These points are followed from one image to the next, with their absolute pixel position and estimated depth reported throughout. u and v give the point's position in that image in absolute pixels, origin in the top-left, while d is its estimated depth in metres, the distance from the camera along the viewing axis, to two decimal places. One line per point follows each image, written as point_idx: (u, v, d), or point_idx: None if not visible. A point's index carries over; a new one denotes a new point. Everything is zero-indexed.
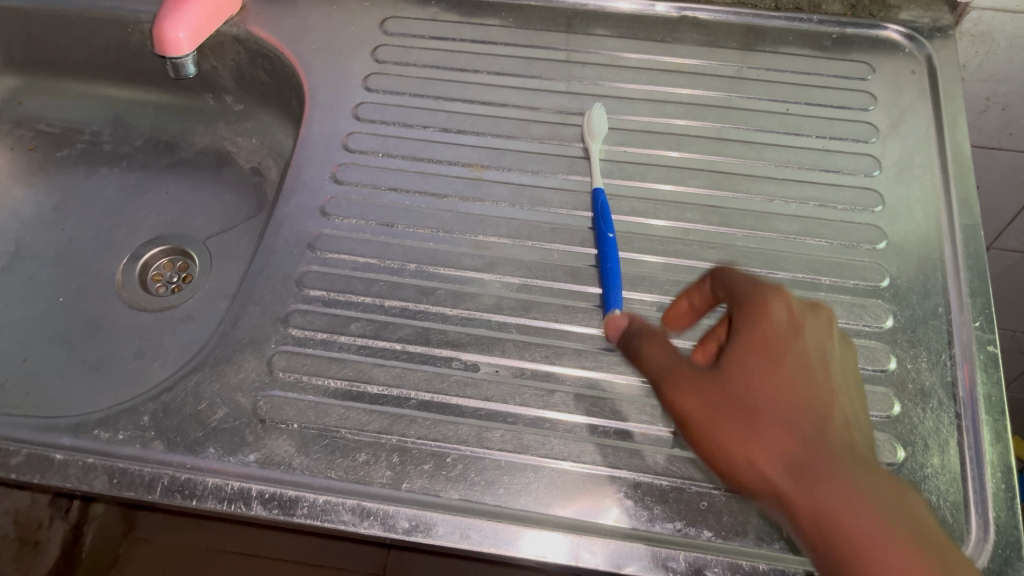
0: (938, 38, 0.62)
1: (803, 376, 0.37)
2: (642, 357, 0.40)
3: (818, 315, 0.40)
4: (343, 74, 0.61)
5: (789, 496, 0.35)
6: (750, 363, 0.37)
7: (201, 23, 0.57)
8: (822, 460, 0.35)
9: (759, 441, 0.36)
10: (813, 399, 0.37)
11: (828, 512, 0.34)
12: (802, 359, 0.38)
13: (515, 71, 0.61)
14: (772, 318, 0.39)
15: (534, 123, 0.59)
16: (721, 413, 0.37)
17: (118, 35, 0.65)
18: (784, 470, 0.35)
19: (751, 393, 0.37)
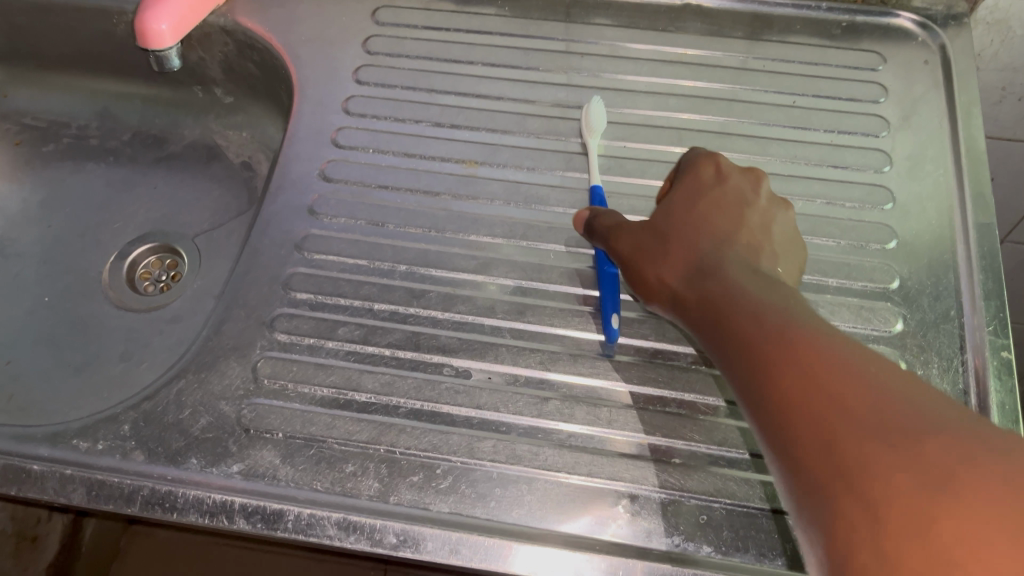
0: (953, 27, 0.60)
1: (722, 206, 0.46)
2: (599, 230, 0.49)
3: (745, 176, 0.48)
4: (333, 67, 0.59)
5: (697, 302, 0.40)
6: (674, 199, 0.47)
7: (184, 14, 0.55)
8: (725, 277, 0.40)
9: (666, 249, 0.44)
10: (725, 226, 0.45)
11: (734, 321, 0.37)
12: (726, 197, 0.46)
13: (511, 63, 0.59)
14: (704, 171, 0.48)
15: (530, 117, 0.57)
16: (643, 239, 0.46)
17: (102, 27, 0.63)
18: (688, 267, 0.43)
19: (673, 217, 0.46)
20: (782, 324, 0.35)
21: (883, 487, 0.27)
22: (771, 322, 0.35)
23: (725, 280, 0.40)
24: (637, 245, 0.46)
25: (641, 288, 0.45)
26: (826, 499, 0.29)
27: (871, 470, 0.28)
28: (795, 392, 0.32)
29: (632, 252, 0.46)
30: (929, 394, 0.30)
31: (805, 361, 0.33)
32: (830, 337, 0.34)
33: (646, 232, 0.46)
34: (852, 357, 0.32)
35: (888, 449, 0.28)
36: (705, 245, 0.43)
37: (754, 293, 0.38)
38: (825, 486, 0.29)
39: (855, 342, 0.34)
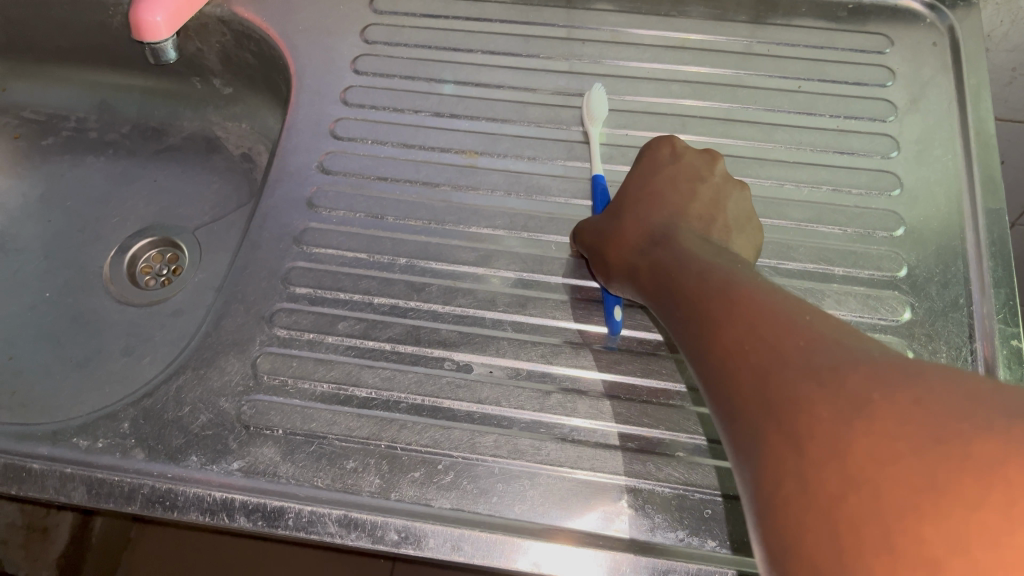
0: (962, 8, 0.58)
1: (673, 184, 0.47)
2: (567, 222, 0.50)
3: (701, 154, 0.49)
4: (331, 57, 0.58)
5: (645, 282, 0.42)
6: (628, 181, 0.48)
7: (180, 6, 0.54)
8: (669, 253, 0.41)
9: (619, 229, 0.45)
10: (675, 205, 0.46)
11: (679, 288, 0.38)
12: (681, 173, 0.47)
13: (511, 50, 0.58)
14: (659, 149, 0.49)
15: (531, 105, 0.56)
16: (599, 223, 0.47)
17: (98, 19, 0.62)
18: (638, 245, 0.44)
19: (625, 199, 0.47)
20: (722, 282, 0.36)
21: (808, 422, 0.27)
22: (713, 281, 0.36)
23: (669, 254, 0.41)
24: (595, 229, 0.47)
25: (600, 272, 0.46)
26: (757, 438, 0.29)
27: (797, 412, 0.28)
28: (731, 344, 0.32)
29: (590, 237, 0.47)
30: (863, 340, 0.30)
31: (739, 314, 0.33)
32: (768, 290, 0.34)
33: (602, 219, 0.47)
34: (789, 309, 0.32)
35: (815, 381, 0.28)
36: (654, 225, 0.45)
37: (696, 259, 0.39)
38: (756, 432, 0.29)
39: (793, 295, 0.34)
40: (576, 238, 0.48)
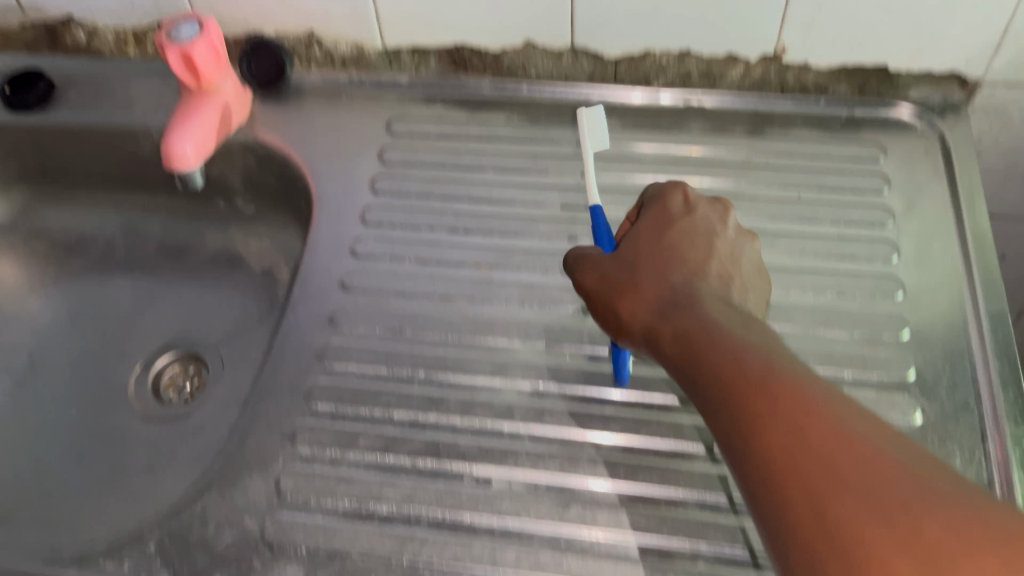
0: (951, 116, 0.61)
1: (686, 236, 0.46)
2: (571, 268, 0.48)
3: (711, 206, 0.48)
4: (350, 178, 0.61)
5: (660, 338, 0.40)
6: (639, 234, 0.47)
7: (206, 134, 0.58)
8: (688, 310, 0.40)
9: (632, 282, 0.43)
10: (692, 258, 0.44)
11: (706, 355, 0.36)
12: (693, 228, 0.46)
13: (521, 167, 0.61)
14: (670, 206, 0.48)
15: (542, 220, 0.58)
16: (609, 276, 0.45)
17: (129, 147, 0.66)
18: (654, 298, 0.42)
19: (638, 252, 0.45)
20: (760, 363, 0.34)
21: (869, 550, 0.26)
22: (750, 360, 0.34)
23: (689, 311, 0.39)
24: (605, 281, 0.45)
25: (609, 325, 0.44)
26: (804, 556, 0.28)
27: (863, 535, 0.26)
28: (781, 444, 0.30)
29: (600, 288, 0.45)
30: (911, 450, 0.29)
31: (789, 409, 0.31)
32: (813, 381, 0.33)
33: (612, 269, 0.45)
34: (832, 404, 0.31)
35: (873, 503, 0.27)
36: (671, 276, 0.43)
37: (721, 322, 0.38)
38: (802, 546, 0.28)
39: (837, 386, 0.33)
40: (582, 287, 0.46)
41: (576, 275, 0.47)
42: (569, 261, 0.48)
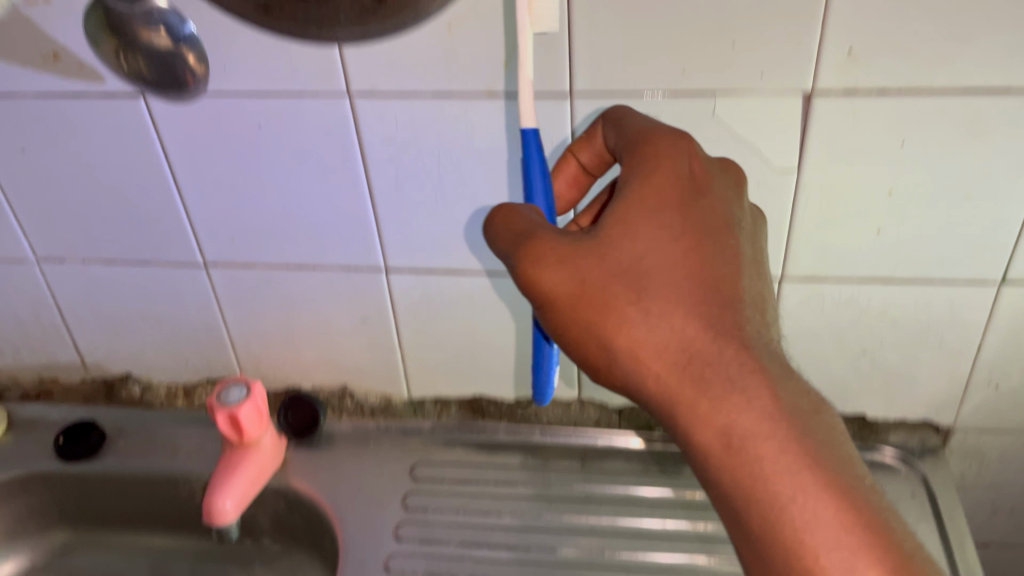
0: (931, 458, 0.66)
1: (705, 243, 0.43)
2: (539, 264, 0.43)
3: (718, 167, 0.46)
4: (374, 522, 0.65)
5: (685, 401, 0.40)
6: (638, 229, 0.43)
7: (245, 490, 0.63)
8: (723, 377, 0.40)
9: (646, 317, 0.41)
10: (710, 266, 0.42)
11: (757, 455, 0.39)
12: (701, 205, 0.44)
13: (536, 512, 0.65)
14: (672, 178, 0.44)
15: (557, 567, 0.61)
16: (602, 288, 0.42)
17: (168, 492, 0.70)
18: (676, 349, 0.41)
19: (641, 263, 0.42)
20: (810, 481, 0.39)
21: None
22: (811, 479, 0.39)
23: (726, 375, 0.40)
24: (606, 309, 0.41)
25: (599, 360, 0.42)
26: None
27: None
28: None
29: (592, 295, 0.42)
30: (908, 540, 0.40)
31: (854, 540, 0.38)
32: (857, 492, 0.40)
33: (617, 295, 0.41)
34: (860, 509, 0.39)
35: None
36: (695, 313, 0.41)
37: (766, 401, 0.40)
38: None
39: (866, 482, 0.41)
40: (552, 286, 0.42)
41: (547, 276, 0.42)
42: (533, 266, 0.43)
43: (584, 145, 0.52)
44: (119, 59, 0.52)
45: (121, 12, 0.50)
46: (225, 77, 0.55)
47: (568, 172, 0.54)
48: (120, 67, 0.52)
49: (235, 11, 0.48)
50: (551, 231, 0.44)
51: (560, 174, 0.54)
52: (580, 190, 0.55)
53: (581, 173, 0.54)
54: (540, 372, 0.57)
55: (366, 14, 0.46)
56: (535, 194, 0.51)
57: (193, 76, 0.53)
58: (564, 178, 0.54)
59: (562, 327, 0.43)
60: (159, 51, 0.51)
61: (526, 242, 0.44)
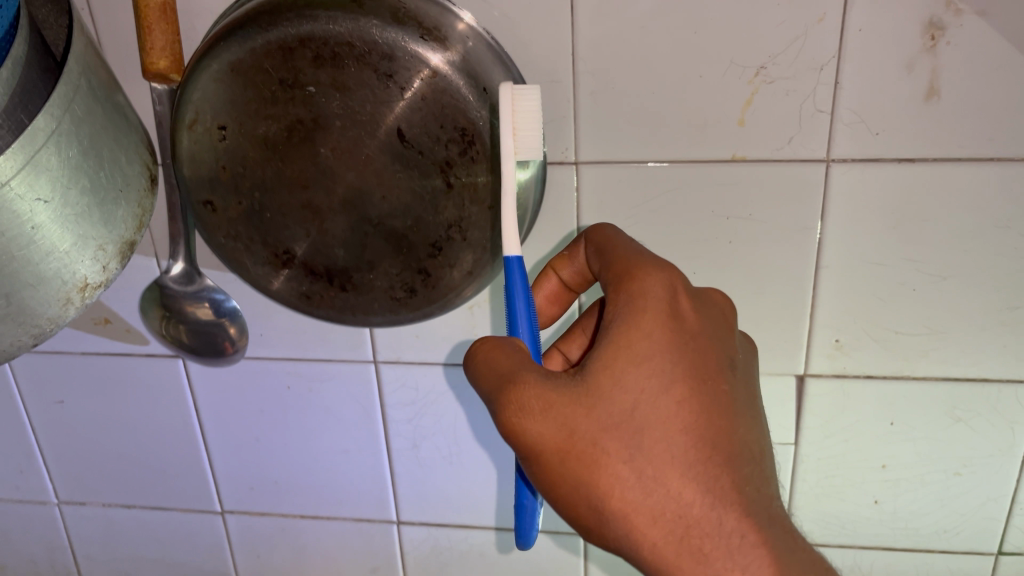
0: None
1: (705, 394, 0.37)
2: (521, 411, 0.37)
3: (708, 300, 0.41)
4: None
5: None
6: (630, 377, 0.37)
7: None
8: (724, 553, 0.36)
9: (639, 480, 0.36)
10: (708, 420, 0.37)
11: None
12: (699, 349, 0.38)
13: None
14: (663, 319, 0.38)
15: None
16: (591, 446, 0.36)
17: None
18: (671, 517, 0.36)
19: (634, 416, 0.37)
20: None
21: None
22: None
23: (727, 551, 0.36)
24: (597, 472, 0.36)
25: (590, 522, 0.37)
26: None
27: None
28: None
29: (581, 455, 0.36)
30: None
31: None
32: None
33: (609, 454, 0.36)
34: None
35: None
36: (693, 478, 0.36)
37: None
38: None
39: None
40: (537, 441, 0.37)
41: (529, 428, 0.37)
42: (515, 415, 0.37)
43: (566, 262, 0.47)
44: (162, 327, 0.56)
45: (171, 291, 0.54)
46: (261, 344, 0.59)
47: (548, 288, 0.49)
48: (160, 334, 0.56)
49: (277, 297, 0.52)
50: (535, 373, 0.38)
51: (540, 290, 0.49)
52: (561, 306, 0.50)
53: (561, 289, 0.49)
54: (524, 517, 0.43)
55: (398, 304, 0.51)
56: (518, 324, 0.41)
57: (232, 344, 0.57)
58: (544, 293, 0.49)
59: (548, 481, 0.38)
60: (202, 323, 0.56)
61: (504, 385, 0.38)
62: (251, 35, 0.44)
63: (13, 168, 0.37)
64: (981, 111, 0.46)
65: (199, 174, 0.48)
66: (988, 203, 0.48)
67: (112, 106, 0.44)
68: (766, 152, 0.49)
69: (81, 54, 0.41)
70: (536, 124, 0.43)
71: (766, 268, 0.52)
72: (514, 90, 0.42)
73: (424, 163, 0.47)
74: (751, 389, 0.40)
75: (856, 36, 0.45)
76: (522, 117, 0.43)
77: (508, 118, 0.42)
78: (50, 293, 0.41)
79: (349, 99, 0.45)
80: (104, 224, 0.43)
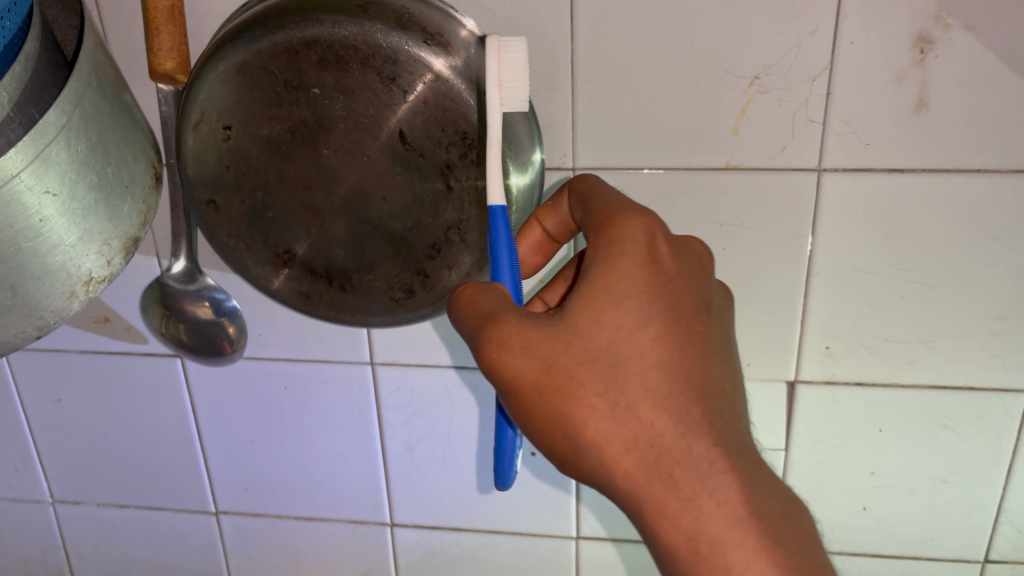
0: None
1: (680, 331, 0.38)
2: (501, 348, 0.38)
3: (688, 245, 0.41)
4: None
5: (652, 498, 0.38)
6: (605, 316, 0.38)
7: None
8: (692, 478, 0.38)
9: (613, 411, 0.38)
10: (681, 356, 0.38)
11: (726, 561, 0.37)
12: (676, 289, 0.39)
13: None
14: (643, 262, 0.39)
15: None
16: (569, 379, 0.38)
17: None
18: (643, 444, 0.38)
19: (610, 352, 0.38)
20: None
21: None
22: None
23: (695, 476, 0.38)
24: (574, 404, 0.38)
25: (567, 451, 0.39)
26: None
27: None
28: None
29: (560, 389, 0.38)
30: None
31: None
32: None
33: (586, 388, 0.38)
34: None
35: None
36: (666, 408, 0.38)
37: (735, 504, 0.38)
38: None
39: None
40: (517, 377, 0.38)
41: (510, 365, 0.38)
42: (496, 352, 0.38)
43: (549, 213, 0.48)
44: (161, 326, 0.56)
45: (172, 289, 0.55)
46: (259, 344, 0.60)
47: (532, 238, 0.50)
48: (159, 333, 0.57)
49: (274, 295, 0.53)
50: (516, 313, 0.39)
51: (523, 241, 0.50)
52: (544, 256, 0.51)
53: (545, 239, 0.50)
54: (503, 456, 0.43)
55: (396, 305, 0.51)
56: (501, 274, 0.43)
57: (230, 343, 0.57)
58: (527, 243, 0.50)
59: (527, 415, 0.39)
60: (201, 321, 0.56)
61: (486, 324, 0.39)
62: (258, 37, 0.45)
63: (23, 161, 0.37)
64: (969, 124, 0.47)
65: (203, 174, 0.49)
66: (975, 214, 0.50)
67: (121, 106, 0.44)
68: (759, 161, 0.50)
69: (92, 52, 0.42)
70: (524, 76, 0.43)
71: (758, 275, 0.53)
72: (500, 42, 0.43)
73: (425, 166, 0.48)
74: (724, 328, 0.41)
75: (848, 49, 0.47)
76: (508, 67, 0.43)
77: (494, 66, 0.43)
78: (55, 286, 0.42)
79: (353, 101, 0.46)
80: (110, 220, 0.44)
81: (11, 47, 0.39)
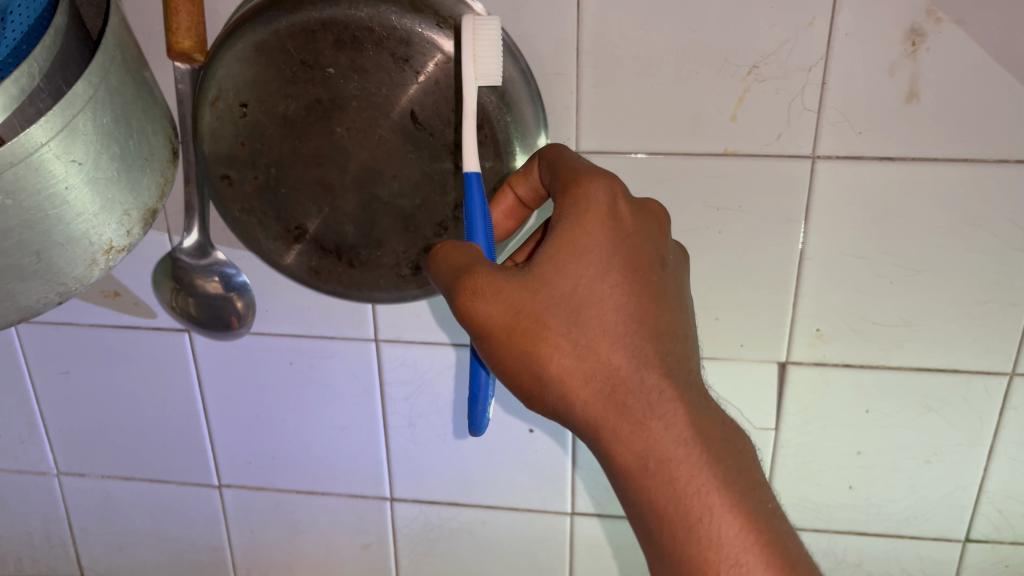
0: None
1: (637, 279, 0.41)
2: (474, 296, 0.41)
3: (647, 206, 0.44)
4: None
5: (608, 426, 0.41)
6: (568, 264, 0.41)
7: None
8: (644, 406, 0.40)
9: (573, 347, 0.40)
10: (637, 299, 0.41)
11: (673, 478, 0.40)
12: (634, 242, 0.42)
13: None
14: (604, 217, 0.42)
15: None
16: (534, 321, 0.40)
17: None
18: (600, 377, 0.40)
19: (573, 296, 0.41)
20: (718, 495, 0.40)
21: None
22: (719, 499, 0.40)
23: (648, 404, 0.40)
24: (538, 342, 0.40)
25: (531, 388, 0.41)
26: None
27: None
28: None
29: (525, 329, 0.40)
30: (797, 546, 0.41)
31: (759, 559, 0.39)
32: (763, 513, 0.40)
33: (550, 326, 0.40)
34: (767, 519, 0.40)
35: None
36: (622, 346, 0.40)
37: (683, 428, 0.40)
38: None
39: (769, 505, 0.41)
40: (487, 320, 0.41)
41: (480, 309, 0.41)
42: (468, 298, 0.41)
43: (521, 179, 0.48)
44: (172, 300, 0.58)
45: (184, 263, 0.56)
46: (266, 320, 0.61)
47: (504, 204, 0.50)
48: (170, 307, 0.58)
49: (286, 271, 0.54)
50: (489, 265, 0.41)
51: (496, 207, 0.50)
52: (516, 221, 0.51)
53: (517, 205, 0.50)
54: (476, 405, 0.46)
55: (403, 281, 0.53)
56: (475, 234, 0.45)
57: (239, 318, 0.59)
58: (500, 210, 0.50)
59: (496, 355, 0.42)
60: (211, 296, 0.58)
61: (460, 275, 0.42)
62: (276, 17, 0.47)
63: (54, 132, 0.39)
64: (957, 116, 0.50)
65: (218, 150, 0.51)
66: (961, 203, 0.52)
67: (141, 81, 0.46)
68: (755, 148, 0.52)
69: (117, 28, 0.43)
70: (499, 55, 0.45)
71: (753, 258, 0.55)
72: (476, 22, 0.44)
73: (435, 145, 0.49)
74: (680, 280, 0.44)
75: (843, 40, 0.49)
76: (482, 46, 0.44)
77: (469, 43, 0.44)
78: (77, 253, 0.43)
79: (367, 81, 0.48)
80: (130, 190, 0.45)
81: (38, 23, 0.41)
